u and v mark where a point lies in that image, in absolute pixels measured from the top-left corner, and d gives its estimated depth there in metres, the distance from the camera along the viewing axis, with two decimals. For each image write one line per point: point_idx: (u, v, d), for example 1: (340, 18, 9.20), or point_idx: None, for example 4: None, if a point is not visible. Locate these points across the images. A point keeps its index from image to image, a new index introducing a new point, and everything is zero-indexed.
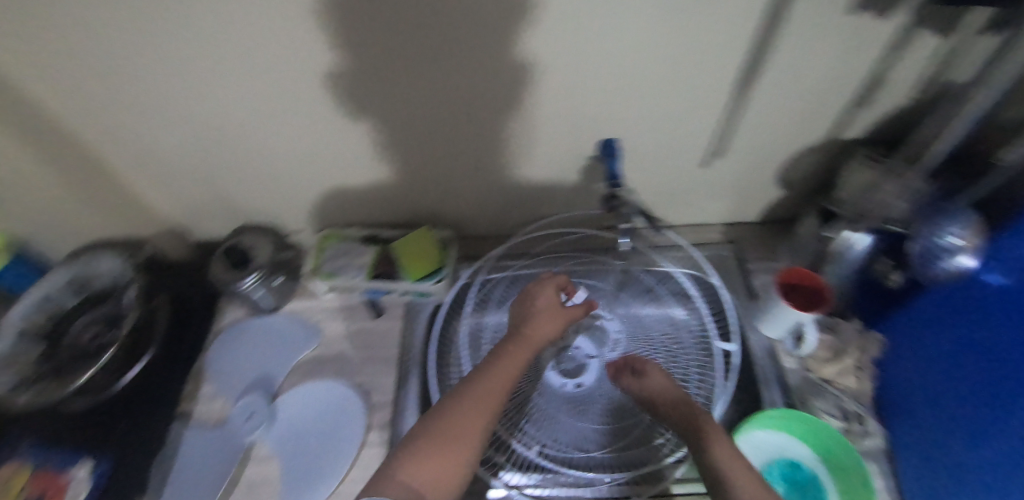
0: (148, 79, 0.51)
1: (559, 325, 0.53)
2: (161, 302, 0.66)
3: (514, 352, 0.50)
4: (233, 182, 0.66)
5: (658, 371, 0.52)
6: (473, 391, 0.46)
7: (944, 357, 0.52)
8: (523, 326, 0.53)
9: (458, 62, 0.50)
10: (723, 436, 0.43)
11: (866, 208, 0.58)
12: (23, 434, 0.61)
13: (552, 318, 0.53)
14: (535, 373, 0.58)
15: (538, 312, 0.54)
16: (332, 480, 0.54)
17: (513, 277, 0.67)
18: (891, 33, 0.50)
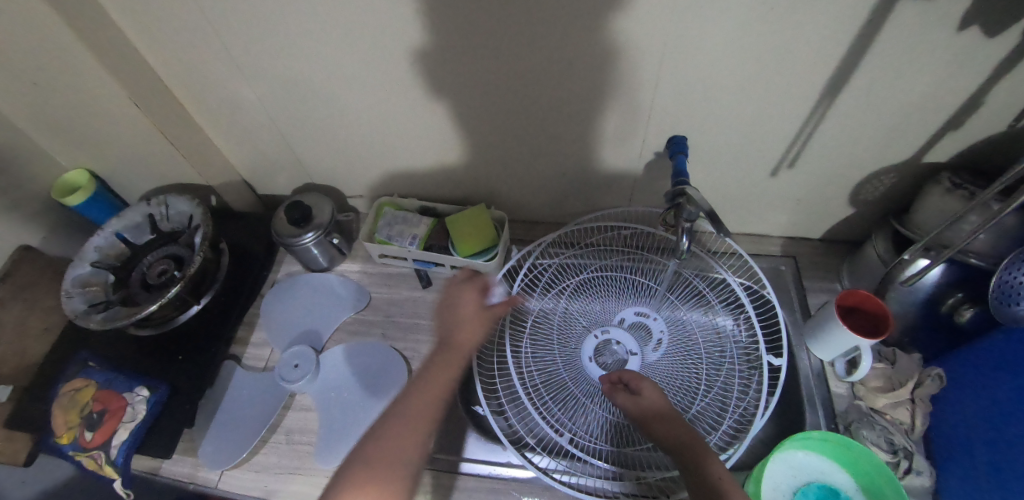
0: (236, 38, 0.54)
1: (486, 329, 0.50)
2: (224, 248, 0.72)
3: (444, 362, 0.47)
4: (304, 143, 0.70)
5: (652, 386, 0.49)
6: (407, 412, 0.43)
7: (1011, 405, 0.48)
8: (455, 338, 0.49)
9: (530, 45, 0.50)
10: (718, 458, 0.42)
11: (946, 238, 0.54)
12: (94, 353, 0.67)
13: (477, 323, 0.50)
14: (572, 363, 0.59)
15: (460, 319, 0.50)
16: (350, 439, 0.58)
17: (561, 265, 0.65)
18: (1002, 50, 0.46)
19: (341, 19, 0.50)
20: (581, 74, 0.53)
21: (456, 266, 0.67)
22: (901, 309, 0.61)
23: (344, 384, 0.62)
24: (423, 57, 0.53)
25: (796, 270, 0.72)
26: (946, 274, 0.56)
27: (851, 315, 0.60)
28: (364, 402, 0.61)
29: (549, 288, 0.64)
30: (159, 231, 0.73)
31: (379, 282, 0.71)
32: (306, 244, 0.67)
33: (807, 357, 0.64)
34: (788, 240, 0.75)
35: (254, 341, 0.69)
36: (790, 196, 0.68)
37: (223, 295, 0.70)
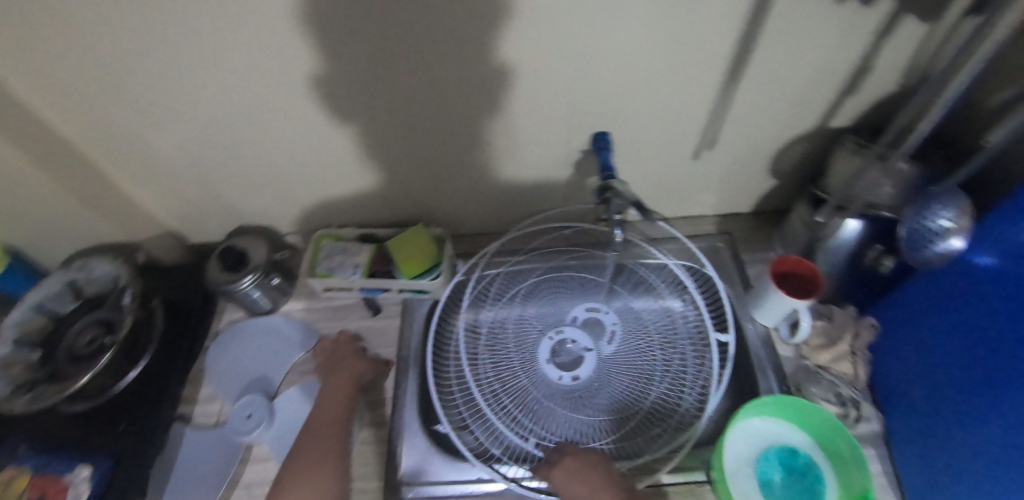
0: (140, 84, 0.52)
1: (361, 363, 0.62)
2: (156, 305, 0.69)
3: (334, 392, 0.59)
4: (230, 185, 0.67)
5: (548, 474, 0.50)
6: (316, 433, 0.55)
7: (939, 339, 0.53)
8: (338, 373, 0.61)
9: (447, 57, 0.51)
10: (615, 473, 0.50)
11: (852, 194, 0.58)
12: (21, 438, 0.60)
13: (353, 360, 0.62)
14: (532, 368, 0.60)
15: (340, 359, 0.62)
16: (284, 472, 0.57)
17: (511, 272, 0.65)
18: (877, 18, 0.50)
19: (253, 48, 0.49)
20: (500, 80, 0.54)
21: (403, 289, 0.65)
22: (829, 268, 0.65)
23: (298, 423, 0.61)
24: (342, 75, 0.52)
25: (732, 245, 0.75)
26: (864, 228, 0.59)
27: (787, 280, 0.62)
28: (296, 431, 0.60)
29: (500, 298, 0.64)
30: (83, 297, 0.68)
31: (326, 316, 0.70)
32: (244, 289, 0.64)
33: (753, 327, 0.66)
34: (721, 218, 0.79)
35: (201, 397, 0.65)
36: (716, 176, 0.71)
37: (163, 354, 0.67)
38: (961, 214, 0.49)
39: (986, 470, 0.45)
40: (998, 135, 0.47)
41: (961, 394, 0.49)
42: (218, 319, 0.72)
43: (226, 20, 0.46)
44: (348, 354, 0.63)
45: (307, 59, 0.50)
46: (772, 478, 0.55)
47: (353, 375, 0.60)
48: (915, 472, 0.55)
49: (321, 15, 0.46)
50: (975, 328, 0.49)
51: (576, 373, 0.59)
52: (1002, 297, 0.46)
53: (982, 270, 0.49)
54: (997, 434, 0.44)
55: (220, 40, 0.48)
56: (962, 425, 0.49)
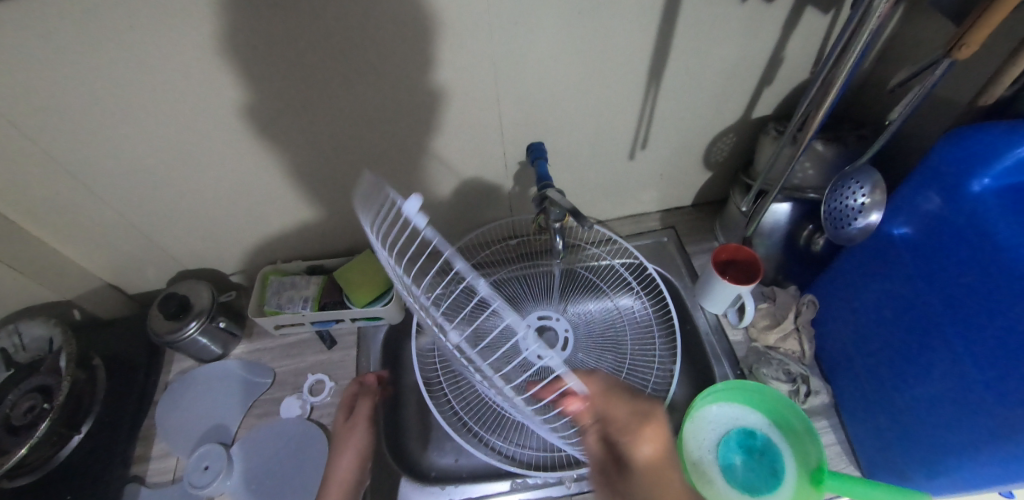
0: (52, 137, 0.50)
1: (364, 430, 0.57)
2: (97, 364, 0.66)
3: (340, 474, 0.53)
4: (166, 229, 0.65)
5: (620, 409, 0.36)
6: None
7: (868, 309, 0.56)
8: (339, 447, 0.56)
9: (377, 82, 0.51)
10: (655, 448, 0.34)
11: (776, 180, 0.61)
12: None
13: (354, 428, 0.57)
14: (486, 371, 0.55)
15: (341, 431, 0.57)
16: None
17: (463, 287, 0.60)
18: (780, 15, 0.53)
19: (171, 90, 0.48)
20: (431, 102, 0.55)
21: (356, 318, 0.66)
22: (767, 251, 0.68)
23: (290, 461, 0.60)
24: (271, 108, 0.52)
25: (677, 238, 0.78)
26: (793, 210, 0.63)
27: (728, 267, 0.65)
28: (294, 470, 0.59)
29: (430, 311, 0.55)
30: (16, 365, 0.64)
31: (282, 354, 0.68)
32: (190, 336, 0.62)
33: (703, 315, 0.68)
34: (665, 213, 0.81)
35: (154, 454, 0.63)
36: (654, 174, 0.73)
37: (108, 414, 0.64)
38: (876, 189, 0.52)
39: (920, 424, 0.49)
40: (897, 113, 0.51)
41: (896, 359, 0.53)
42: (167, 370, 0.70)
43: (139, 65, 0.44)
44: (344, 409, 0.59)
45: (229, 95, 0.49)
46: (733, 461, 0.57)
47: (345, 435, 0.56)
48: (863, 434, 0.58)
49: (242, 53, 0.45)
50: (901, 297, 0.52)
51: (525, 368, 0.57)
52: (922, 266, 0.49)
53: (895, 240, 0.52)
54: (929, 393, 0.48)
55: (136, 85, 0.46)
56: (898, 387, 0.52)
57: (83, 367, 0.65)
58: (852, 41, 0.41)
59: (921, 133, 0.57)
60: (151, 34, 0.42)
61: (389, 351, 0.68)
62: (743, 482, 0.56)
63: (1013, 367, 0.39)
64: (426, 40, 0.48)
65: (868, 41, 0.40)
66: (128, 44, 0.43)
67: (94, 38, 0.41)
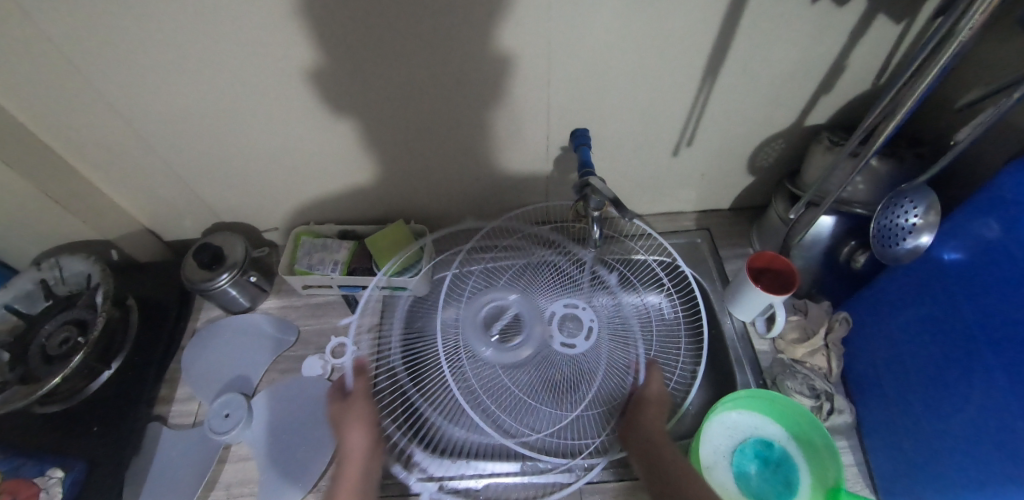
0: (110, 79, 0.50)
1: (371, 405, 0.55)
2: (131, 304, 0.69)
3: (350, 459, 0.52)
4: (206, 182, 0.66)
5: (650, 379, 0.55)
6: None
7: (905, 334, 0.55)
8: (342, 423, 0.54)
9: (431, 52, 0.51)
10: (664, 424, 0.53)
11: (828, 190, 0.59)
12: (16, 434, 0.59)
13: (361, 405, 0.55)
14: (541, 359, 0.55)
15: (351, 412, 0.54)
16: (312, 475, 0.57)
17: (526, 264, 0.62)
18: (852, 19, 0.51)
19: (227, 42, 0.48)
20: (481, 77, 0.55)
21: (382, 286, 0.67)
22: (805, 264, 0.66)
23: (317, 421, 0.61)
24: (323, 69, 0.52)
25: (711, 241, 0.76)
26: (837, 225, 0.62)
27: (762, 275, 0.64)
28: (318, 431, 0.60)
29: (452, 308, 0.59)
30: (55, 296, 0.66)
31: (307, 313, 0.70)
32: (221, 287, 0.64)
33: (730, 321, 0.67)
34: (700, 214, 0.80)
35: (178, 397, 0.65)
36: (695, 173, 0.72)
37: (137, 355, 0.66)
38: (930, 211, 0.50)
39: (947, 457, 0.48)
40: (964, 133, 0.49)
41: (928, 388, 0.51)
42: (196, 318, 0.72)
43: (198, 14, 0.45)
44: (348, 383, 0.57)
45: (283, 53, 0.49)
46: (748, 470, 0.56)
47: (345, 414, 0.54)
48: (883, 461, 0.57)
49: (301, 10, 0.45)
50: (946, 324, 0.50)
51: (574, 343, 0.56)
52: (973, 294, 0.47)
53: (945, 265, 0.50)
54: (960, 424, 0.47)
55: (193, 34, 0.47)
56: (927, 417, 0.51)
57: (118, 306, 0.67)
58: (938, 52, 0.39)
59: (986, 156, 0.55)
60: None
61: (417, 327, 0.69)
62: (756, 492, 0.55)
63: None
64: (484, 13, 0.47)
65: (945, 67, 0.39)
66: None
67: None
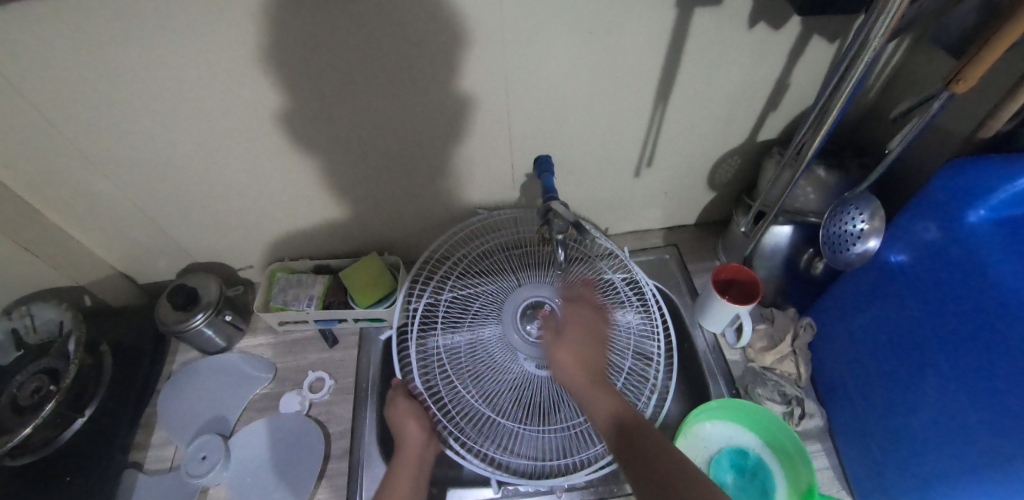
0: (78, 128, 0.51)
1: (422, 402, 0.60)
2: (104, 350, 0.68)
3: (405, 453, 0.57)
4: (180, 223, 0.67)
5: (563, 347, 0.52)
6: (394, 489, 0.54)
7: (862, 335, 0.57)
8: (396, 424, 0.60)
9: (394, 92, 0.53)
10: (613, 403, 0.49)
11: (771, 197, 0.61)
12: None
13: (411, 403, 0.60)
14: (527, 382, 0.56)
15: (401, 411, 0.60)
16: None
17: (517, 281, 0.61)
18: (788, 42, 0.55)
19: (196, 88, 0.49)
20: (446, 113, 0.57)
21: (359, 318, 0.68)
22: (768, 273, 0.68)
23: (296, 458, 0.60)
24: (292, 110, 0.53)
25: (678, 256, 0.79)
26: (794, 233, 0.65)
27: (729, 287, 0.66)
28: (297, 469, 0.59)
29: (487, 322, 0.59)
30: (26, 346, 0.65)
31: (284, 350, 0.70)
32: (197, 327, 0.64)
33: (702, 334, 0.69)
34: (667, 231, 0.82)
35: (154, 443, 0.64)
36: (658, 192, 0.74)
37: (111, 400, 0.65)
38: (874, 216, 0.53)
39: (910, 454, 0.50)
40: (896, 144, 0.53)
41: (888, 386, 0.53)
42: (172, 361, 0.72)
43: (165, 64, 0.46)
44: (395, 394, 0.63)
45: (252, 97, 0.51)
46: (725, 480, 0.57)
47: (397, 411, 0.60)
48: (855, 461, 0.58)
49: (266, 57, 0.47)
50: (897, 323, 0.52)
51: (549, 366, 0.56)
52: (920, 295, 0.50)
53: (892, 268, 0.53)
54: (917, 420, 0.49)
55: (160, 83, 0.48)
56: (889, 415, 0.53)
57: (91, 352, 0.66)
58: (851, 66, 0.41)
59: None
60: (183, 34, 0.44)
61: (387, 357, 0.70)
62: None
63: (1010, 401, 0.40)
64: (445, 54, 0.50)
65: (866, 71, 0.41)
66: (160, 41, 0.44)
67: (124, 37, 0.43)
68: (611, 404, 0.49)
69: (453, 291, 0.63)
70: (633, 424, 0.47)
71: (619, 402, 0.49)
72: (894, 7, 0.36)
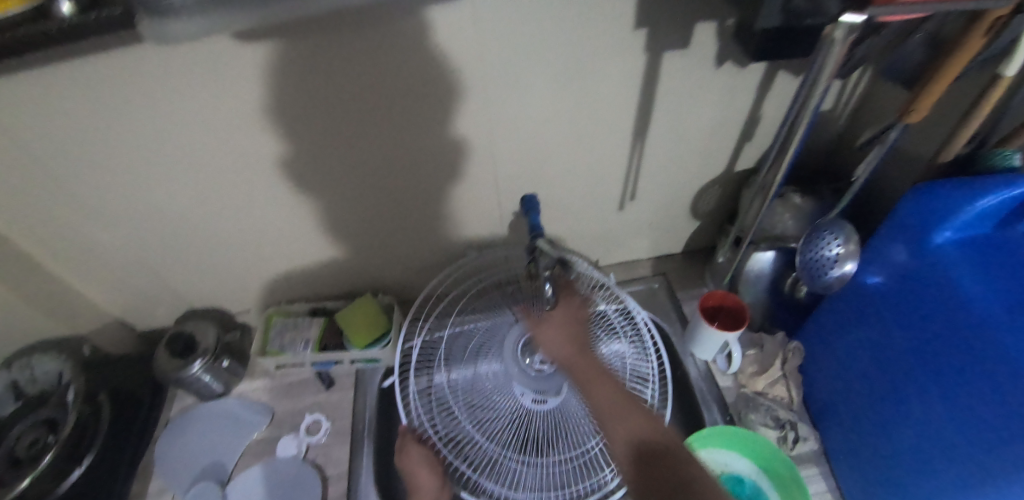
0: (80, 185, 0.54)
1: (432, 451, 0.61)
2: (103, 398, 0.68)
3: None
4: (179, 270, 0.69)
5: (552, 324, 0.54)
6: None
7: (849, 357, 0.58)
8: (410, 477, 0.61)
9: (384, 140, 0.56)
10: (599, 375, 0.49)
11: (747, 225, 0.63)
12: None
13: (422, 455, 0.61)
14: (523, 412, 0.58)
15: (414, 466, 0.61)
16: None
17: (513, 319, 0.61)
18: (754, 79, 0.58)
19: (196, 144, 0.52)
20: (434, 158, 0.60)
21: (355, 359, 0.69)
22: (754, 298, 0.70)
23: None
24: (288, 158, 0.56)
25: (667, 285, 0.81)
26: (776, 258, 0.66)
27: (716, 314, 0.67)
28: None
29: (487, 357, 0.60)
30: (25, 397, 0.65)
31: (281, 394, 0.71)
32: (196, 374, 0.65)
33: (693, 362, 0.71)
34: (655, 260, 0.84)
35: (152, 491, 0.64)
36: (644, 223, 0.77)
37: (108, 450, 0.65)
38: (848, 241, 0.55)
39: (904, 474, 0.50)
40: (862, 170, 0.56)
41: (877, 405, 0.54)
42: (170, 407, 0.72)
43: (166, 123, 0.49)
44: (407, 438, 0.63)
45: (249, 149, 0.54)
46: None
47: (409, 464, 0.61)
48: (853, 484, 0.58)
49: (262, 113, 0.50)
50: (880, 345, 0.53)
51: (545, 396, 0.57)
52: (897, 315, 0.51)
53: (870, 289, 0.55)
54: (908, 440, 0.49)
55: (160, 141, 0.51)
56: (880, 434, 0.54)
57: (90, 402, 0.66)
58: (806, 98, 0.42)
59: None
60: (184, 96, 0.47)
61: (385, 398, 0.70)
62: None
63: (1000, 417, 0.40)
64: (431, 102, 0.53)
65: (811, 121, 0.44)
66: (160, 103, 0.47)
67: (128, 100, 0.46)
68: (589, 371, 0.50)
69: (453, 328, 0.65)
70: (610, 388, 0.48)
71: (597, 368, 0.50)
72: (825, 72, 0.38)
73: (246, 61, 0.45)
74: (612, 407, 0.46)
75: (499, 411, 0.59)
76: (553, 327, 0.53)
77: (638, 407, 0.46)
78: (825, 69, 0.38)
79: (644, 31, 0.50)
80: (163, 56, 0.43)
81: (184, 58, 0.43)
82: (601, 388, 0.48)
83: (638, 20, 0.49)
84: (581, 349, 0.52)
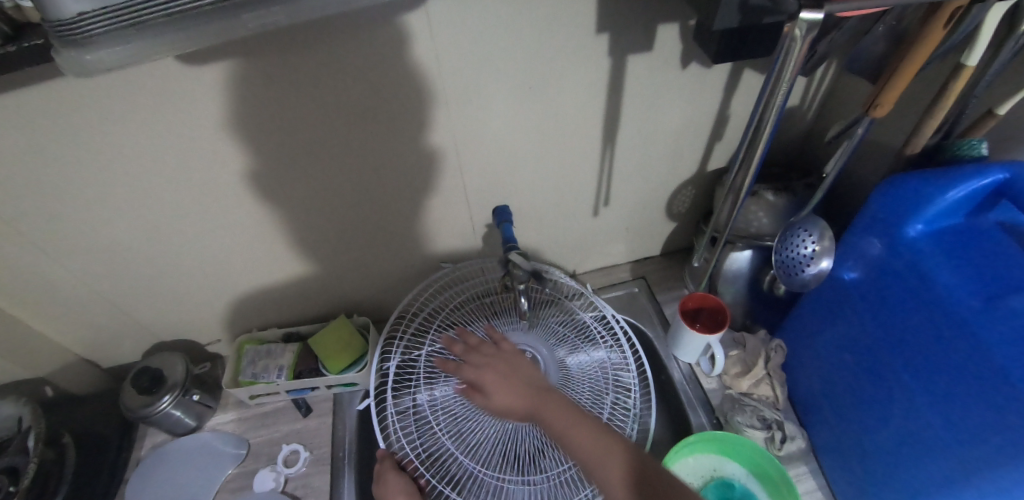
0: (24, 223, 0.51)
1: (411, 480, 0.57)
2: (67, 441, 0.66)
3: None
4: (142, 303, 0.66)
5: (498, 383, 0.51)
6: None
7: (831, 355, 0.57)
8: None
9: (348, 159, 0.55)
10: (574, 421, 0.46)
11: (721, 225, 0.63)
12: None
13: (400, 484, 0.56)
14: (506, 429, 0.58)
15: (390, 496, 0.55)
16: None
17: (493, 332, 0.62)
18: (721, 79, 0.58)
19: (148, 172, 0.50)
20: (401, 172, 0.58)
21: (331, 385, 0.67)
22: (733, 297, 0.70)
23: None
24: (246, 183, 0.54)
25: (647, 288, 0.81)
26: (753, 257, 0.66)
27: (698, 315, 0.67)
28: None
29: None
30: None
31: (257, 424, 0.69)
32: (163, 410, 0.62)
33: (677, 365, 0.71)
34: (634, 263, 0.84)
35: None
36: (620, 228, 0.76)
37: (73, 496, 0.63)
38: (823, 236, 0.54)
39: (892, 470, 0.50)
40: (832, 166, 0.55)
41: (861, 400, 0.53)
42: (140, 445, 0.69)
43: (112, 154, 0.47)
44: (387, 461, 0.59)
45: (206, 176, 0.52)
46: None
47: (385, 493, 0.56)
48: (841, 480, 0.58)
49: (216, 137, 0.48)
50: (857, 341, 0.53)
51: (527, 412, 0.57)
52: (874, 309, 0.51)
53: (845, 284, 0.55)
54: (893, 436, 0.49)
55: (108, 173, 0.49)
56: (864, 429, 0.53)
57: (52, 446, 0.65)
58: (769, 96, 0.40)
59: None
60: (128, 125, 0.45)
61: (364, 422, 0.69)
62: None
63: (992, 411, 0.39)
64: (392, 118, 0.52)
65: (776, 125, 0.42)
66: (104, 133, 0.45)
67: (68, 133, 0.44)
68: (558, 416, 0.47)
69: (432, 345, 0.63)
70: (584, 431, 0.45)
71: (565, 406, 0.48)
72: (786, 72, 0.37)
73: (194, 84, 0.43)
74: (596, 447, 0.44)
75: (482, 430, 0.58)
76: (501, 387, 0.50)
77: (616, 442, 0.44)
78: (787, 67, 0.36)
79: (605, 36, 0.49)
80: (102, 83, 0.41)
81: (125, 84, 0.41)
82: (581, 441, 0.45)
83: (599, 24, 0.48)
84: (542, 396, 0.49)
